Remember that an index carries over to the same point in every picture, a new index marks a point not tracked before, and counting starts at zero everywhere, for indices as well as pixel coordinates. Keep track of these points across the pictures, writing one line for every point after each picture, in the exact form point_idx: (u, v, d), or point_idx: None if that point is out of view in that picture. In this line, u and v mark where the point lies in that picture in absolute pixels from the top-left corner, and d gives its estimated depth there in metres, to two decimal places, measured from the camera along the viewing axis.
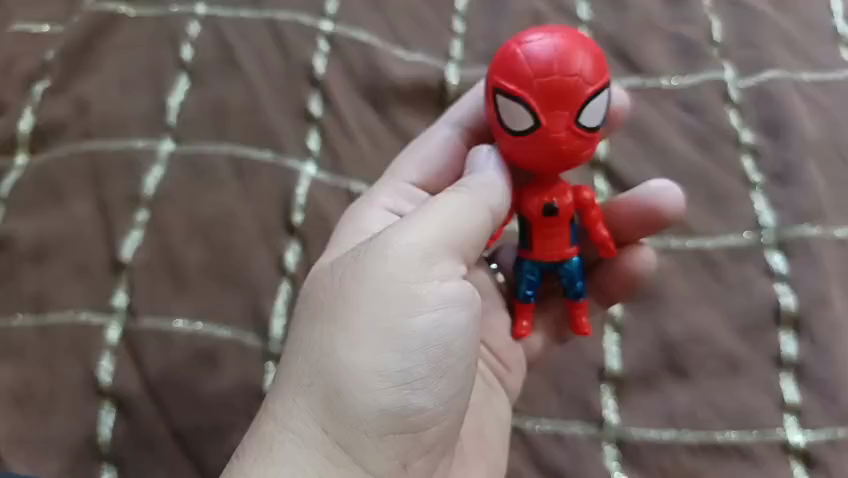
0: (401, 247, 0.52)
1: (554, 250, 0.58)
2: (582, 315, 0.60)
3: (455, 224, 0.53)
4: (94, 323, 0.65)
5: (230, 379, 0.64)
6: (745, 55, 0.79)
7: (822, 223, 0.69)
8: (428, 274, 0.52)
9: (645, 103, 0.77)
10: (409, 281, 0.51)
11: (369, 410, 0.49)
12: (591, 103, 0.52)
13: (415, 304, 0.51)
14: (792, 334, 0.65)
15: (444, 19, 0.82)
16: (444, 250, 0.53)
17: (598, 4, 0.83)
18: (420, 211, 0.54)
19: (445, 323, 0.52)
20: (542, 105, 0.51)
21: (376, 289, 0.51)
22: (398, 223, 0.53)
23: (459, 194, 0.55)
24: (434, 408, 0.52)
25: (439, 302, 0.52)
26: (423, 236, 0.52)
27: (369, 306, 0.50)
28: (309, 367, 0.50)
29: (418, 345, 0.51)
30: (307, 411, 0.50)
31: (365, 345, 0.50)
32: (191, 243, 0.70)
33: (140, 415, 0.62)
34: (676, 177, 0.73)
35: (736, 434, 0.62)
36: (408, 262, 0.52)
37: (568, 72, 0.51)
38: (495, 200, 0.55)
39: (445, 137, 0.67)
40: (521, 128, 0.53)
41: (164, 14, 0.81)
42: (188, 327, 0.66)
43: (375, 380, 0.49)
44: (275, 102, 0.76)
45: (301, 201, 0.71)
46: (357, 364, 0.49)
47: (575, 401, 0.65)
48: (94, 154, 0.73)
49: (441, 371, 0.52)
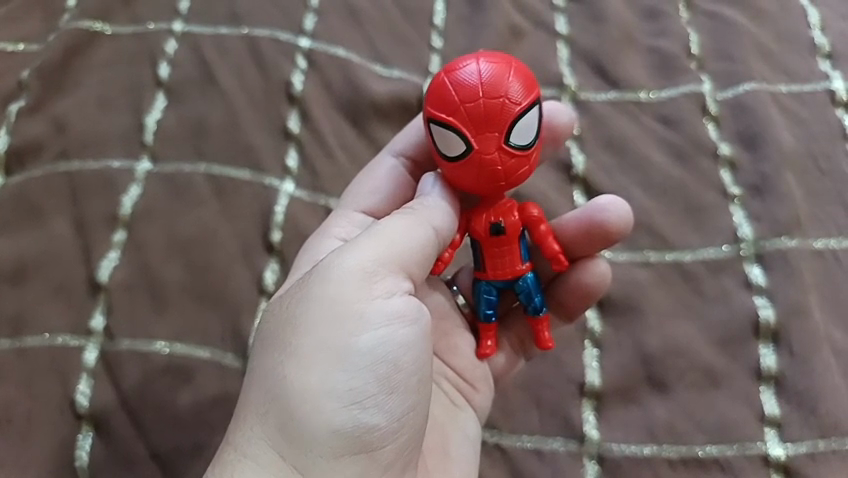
0: (344, 269, 0.52)
1: (507, 269, 0.58)
2: (544, 330, 0.60)
3: (400, 241, 0.54)
4: (72, 346, 0.65)
5: (208, 399, 0.64)
6: (722, 68, 0.79)
7: (800, 235, 0.69)
8: (373, 292, 0.52)
9: (622, 116, 0.77)
10: (352, 300, 0.51)
11: (322, 430, 0.49)
12: (521, 123, 0.52)
13: (359, 322, 0.51)
14: (771, 346, 0.65)
15: (422, 34, 0.83)
16: (389, 268, 0.53)
17: (575, 19, 0.83)
18: (363, 234, 0.54)
19: (391, 340, 0.52)
20: (472, 129, 0.51)
21: (321, 313, 0.51)
22: (342, 247, 0.54)
23: (403, 214, 0.55)
24: (387, 425, 0.52)
25: (384, 318, 0.52)
26: (367, 255, 0.53)
27: (315, 327, 0.51)
28: (263, 393, 0.50)
29: (365, 363, 0.51)
30: (263, 438, 0.50)
31: (313, 366, 0.50)
32: (168, 262, 0.69)
33: (118, 437, 0.62)
34: (655, 191, 0.73)
35: (716, 448, 0.62)
36: (351, 281, 0.52)
37: (495, 95, 0.51)
38: (441, 218, 0.56)
39: (388, 166, 0.67)
40: (455, 153, 0.53)
41: (141, 32, 0.81)
42: (166, 349, 0.65)
43: (324, 402, 0.49)
44: (253, 119, 0.76)
45: (279, 218, 0.71)
46: (305, 388, 0.49)
47: (555, 416, 0.65)
48: (71, 174, 0.73)
49: (391, 387, 0.52)
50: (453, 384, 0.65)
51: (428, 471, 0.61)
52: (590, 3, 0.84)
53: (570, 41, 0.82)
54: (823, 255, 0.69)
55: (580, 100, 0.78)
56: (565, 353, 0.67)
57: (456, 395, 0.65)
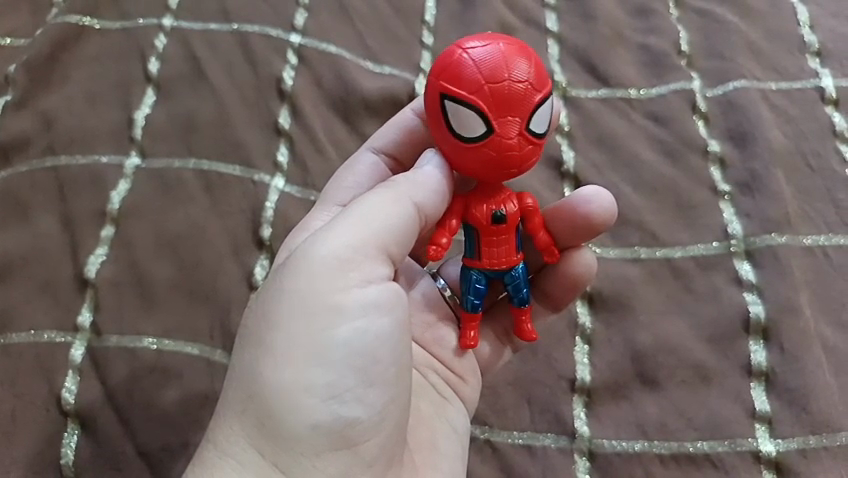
0: (318, 259, 0.51)
1: (502, 259, 0.57)
2: (527, 322, 0.60)
3: (377, 226, 0.52)
4: (58, 342, 0.64)
5: (197, 396, 0.63)
6: (712, 66, 0.80)
7: (790, 232, 0.69)
8: (349, 282, 0.51)
9: (613, 113, 0.77)
10: (326, 291, 0.51)
11: (301, 427, 0.49)
12: (539, 111, 0.52)
13: (334, 314, 0.51)
14: (761, 343, 0.65)
15: (413, 31, 0.83)
16: (365, 254, 0.52)
17: (566, 17, 0.84)
18: (339, 218, 0.53)
19: (368, 331, 0.51)
20: (495, 111, 0.51)
21: (294, 307, 0.50)
22: (317, 234, 0.53)
23: (382, 192, 0.54)
24: (369, 418, 0.52)
25: (360, 309, 0.51)
26: (342, 243, 0.51)
27: (289, 322, 0.50)
28: (240, 391, 0.50)
29: (341, 356, 0.50)
30: (244, 437, 0.50)
31: (288, 362, 0.49)
32: (157, 259, 0.69)
33: (105, 434, 0.61)
34: (646, 188, 0.73)
35: (707, 444, 0.62)
36: (324, 272, 0.51)
37: (520, 79, 0.51)
38: (423, 196, 0.54)
39: (369, 161, 0.67)
40: (473, 135, 0.51)
41: (131, 28, 0.80)
42: (155, 345, 0.65)
43: (301, 398, 0.49)
44: (244, 115, 0.76)
45: (269, 215, 0.71)
46: (280, 384, 0.49)
47: (547, 413, 0.64)
48: (58, 169, 0.72)
49: (370, 379, 0.51)
50: (442, 377, 0.65)
51: (415, 465, 0.59)
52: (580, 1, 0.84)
53: (561, 38, 0.82)
54: (812, 252, 0.69)
55: (571, 97, 0.78)
56: (556, 348, 0.67)
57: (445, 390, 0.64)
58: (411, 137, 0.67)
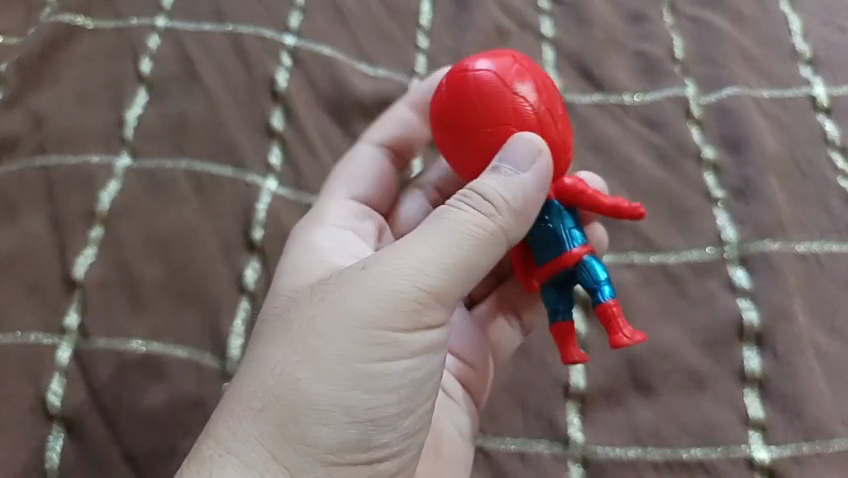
0: (395, 283, 0.48)
1: None
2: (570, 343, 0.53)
3: (457, 254, 0.50)
4: (45, 344, 0.63)
5: (186, 400, 0.62)
6: (705, 73, 0.80)
7: (783, 239, 0.69)
8: (418, 313, 0.49)
9: (607, 118, 0.78)
10: (393, 321, 0.48)
11: (328, 443, 0.47)
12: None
13: (396, 346, 0.49)
14: (754, 349, 0.65)
15: (408, 35, 0.83)
16: (446, 287, 0.49)
17: (560, 23, 0.84)
18: (419, 233, 0.50)
19: (420, 366, 0.51)
20: None
21: (356, 324, 0.48)
22: (395, 249, 0.50)
23: (475, 216, 0.50)
24: (396, 445, 0.51)
25: (421, 342, 0.50)
26: (420, 269, 0.49)
27: (346, 342, 0.48)
28: (272, 390, 0.48)
29: (391, 386, 0.49)
30: (260, 440, 0.47)
31: (334, 380, 0.47)
32: (148, 260, 0.68)
33: (91, 438, 0.60)
34: (640, 193, 0.73)
35: (701, 451, 0.61)
36: (400, 300, 0.48)
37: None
38: (510, 224, 0.51)
39: (370, 155, 0.68)
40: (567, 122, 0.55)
41: (124, 27, 0.80)
42: (143, 348, 0.64)
43: (340, 416, 0.48)
44: (237, 115, 0.75)
45: (261, 216, 0.70)
46: (321, 398, 0.47)
47: (541, 419, 0.64)
48: (48, 168, 0.71)
49: (409, 410, 0.51)
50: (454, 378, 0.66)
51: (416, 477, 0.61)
52: (575, 7, 0.85)
53: (556, 44, 0.83)
54: (805, 258, 0.69)
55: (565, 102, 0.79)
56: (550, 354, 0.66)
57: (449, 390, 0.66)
58: (412, 134, 0.68)
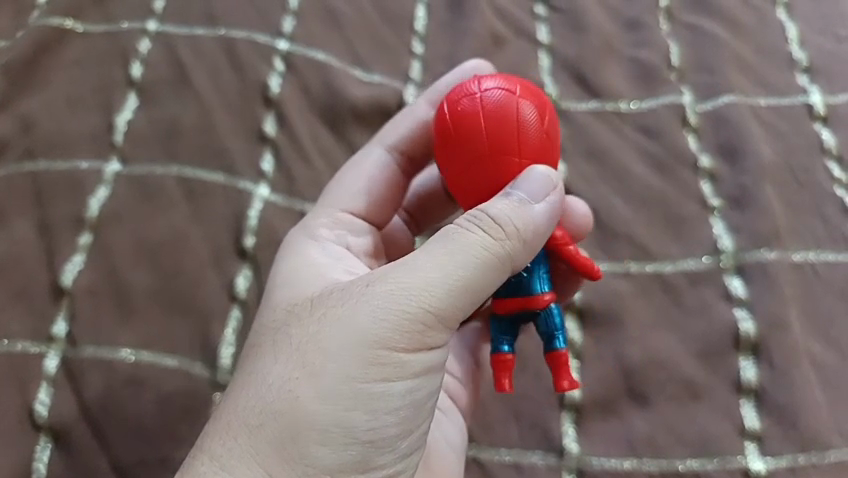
0: (401, 302, 0.47)
1: None
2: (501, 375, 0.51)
3: (467, 276, 0.47)
4: (32, 353, 0.62)
5: (177, 411, 0.61)
6: (702, 80, 0.80)
7: (779, 247, 0.69)
8: (425, 333, 0.48)
9: (603, 125, 0.77)
10: (398, 340, 0.47)
11: (327, 464, 0.46)
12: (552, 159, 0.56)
13: (399, 367, 0.47)
14: (751, 358, 0.65)
15: (402, 40, 0.82)
16: (451, 309, 0.48)
17: (556, 29, 0.84)
18: (428, 250, 0.48)
19: (422, 387, 0.49)
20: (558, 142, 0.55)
21: (361, 344, 0.47)
22: (401, 265, 0.48)
23: (487, 241, 0.48)
24: (393, 465, 0.50)
25: (423, 363, 0.49)
26: (428, 291, 0.47)
27: (350, 361, 0.46)
28: (271, 404, 0.47)
29: (391, 406, 0.48)
30: (258, 459, 0.46)
31: (335, 398, 0.46)
32: (137, 268, 0.67)
33: (79, 449, 0.59)
34: (636, 201, 0.73)
35: (696, 462, 0.61)
36: (406, 320, 0.47)
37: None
38: (521, 253, 0.48)
39: (379, 161, 0.65)
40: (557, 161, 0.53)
41: (115, 31, 0.79)
42: (133, 357, 0.63)
43: (338, 436, 0.47)
44: (229, 121, 0.74)
45: (252, 223, 0.69)
46: (322, 417, 0.46)
47: (536, 429, 0.63)
48: (36, 173, 0.70)
49: (406, 429, 0.50)
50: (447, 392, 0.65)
51: None
52: (571, 13, 0.84)
53: (552, 50, 0.82)
54: (802, 268, 0.68)
55: (561, 109, 0.78)
56: (545, 364, 0.66)
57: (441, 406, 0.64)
58: (425, 137, 0.65)
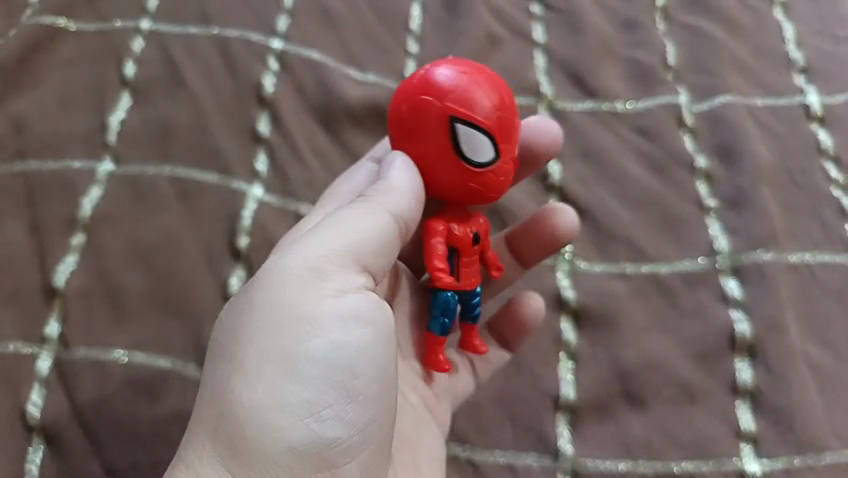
0: (289, 272, 0.50)
1: (472, 278, 0.55)
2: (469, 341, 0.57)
3: (349, 238, 0.52)
4: (24, 354, 0.62)
5: (170, 411, 0.61)
6: (698, 81, 0.79)
7: (776, 248, 0.69)
8: (322, 292, 0.50)
9: (599, 126, 0.77)
10: (297, 300, 0.49)
11: (278, 447, 0.47)
12: (487, 139, 0.52)
13: (311, 325, 0.49)
14: (747, 360, 0.64)
15: (398, 40, 0.82)
16: (340, 264, 0.51)
17: (552, 29, 0.83)
18: (312, 231, 0.52)
19: (348, 343, 0.50)
20: (501, 138, 0.52)
21: (269, 319, 0.49)
22: (288, 247, 0.52)
23: (359, 207, 0.53)
24: (350, 437, 0.50)
25: (338, 319, 0.50)
26: (312, 258, 0.51)
27: (261, 335, 0.48)
28: (212, 410, 0.48)
29: (319, 370, 0.49)
30: (216, 463, 0.47)
31: (261, 379, 0.47)
32: (130, 269, 0.66)
33: (71, 452, 0.59)
34: (633, 203, 0.73)
35: (691, 464, 0.61)
36: (298, 284, 0.50)
37: (505, 108, 0.53)
38: (400, 203, 0.53)
39: (367, 170, 0.64)
40: (481, 160, 0.52)
41: (108, 29, 0.78)
42: (125, 358, 0.62)
43: (276, 415, 0.47)
44: (222, 120, 0.74)
45: (246, 223, 0.69)
46: (255, 401, 0.47)
47: (530, 431, 0.63)
48: (28, 173, 0.69)
49: (351, 395, 0.50)
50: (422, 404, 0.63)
51: None
52: (567, 12, 0.84)
53: (548, 50, 0.82)
54: (798, 269, 0.68)
55: (557, 109, 0.78)
56: (540, 365, 0.65)
57: (423, 405, 0.63)
58: None
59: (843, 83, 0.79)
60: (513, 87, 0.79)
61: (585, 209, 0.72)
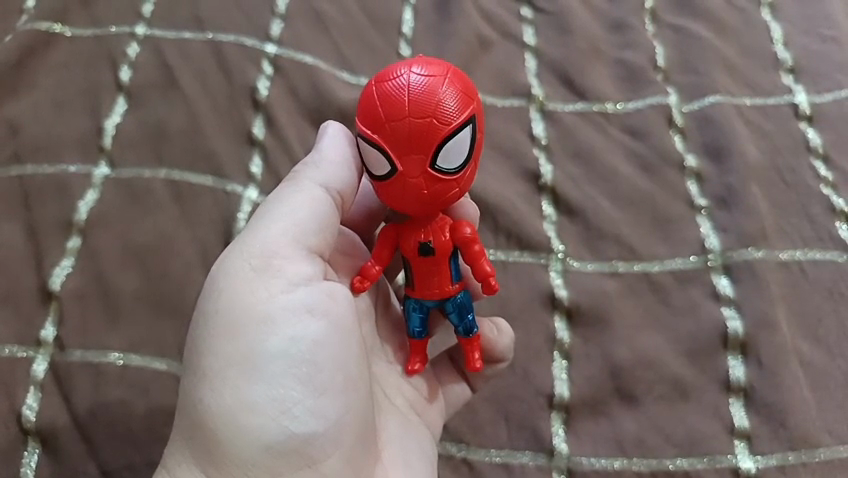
0: (238, 274, 0.52)
1: (435, 289, 0.54)
2: (474, 351, 0.56)
3: (288, 227, 0.53)
4: (20, 356, 0.62)
5: (166, 413, 0.61)
6: (688, 81, 0.80)
7: (766, 247, 0.69)
8: (272, 286, 0.52)
9: (590, 127, 0.78)
10: (247, 301, 0.51)
11: (252, 448, 0.49)
12: (376, 150, 0.49)
13: (264, 324, 0.51)
14: (739, 357, 0.65)
15: (390, 44, 0.83)
16: (285, 257, 0.53)
17: (543, 31, 0.84)
18: (254, 226, 0.54)
19: (304, 337, 0.51)
20: (396, 149, 0.48)
21: (221, 324, 0.51)
22: (236, 247, 0.54)
23: (293, 189, 0.55)
24: (325, 430, 0.51)
25: (290, 313, 0.52)
26: (257, 255, 0.53)
27: (220, 341, 0.50)
28: (187, 420, 0.50)
29: (279, 366, 0.50)
30: (197, 467, 0.50)
31: (226, 384, 0.49)
32: (124, 271, 0.67)
33: (67, 454, 0.59)
34: (624, 203, 0.73)
35: (686, 461, 0.61)
36: (247, 283, 0.52)
37: (400, 115, 0.47)
38: (330, 175, 0.55)
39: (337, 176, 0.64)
40: (381, 174, 0.50)
41: (103, 35, 0.79)
42: (121, 360, 0.63)
43: (244, 417, 0.49)
44: (217, 123, 0.75)
45: (242, 225, 0.69)
46: (219, 405, 0.49)
47: (524, 430, 0.63)
48: (23, 178, 0.70)
49: (317, 389, 0.51)
50: (409, 405, 0.63)
51: None
52: (558, 15, 0.85)
53: (539, 52, 0.83)
54: (788, 266, 0.69)
55: (548, 111, 0.79)
56: (533, 363, 0.66)
57: (410, 407, 0.63)
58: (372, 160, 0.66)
59: (831, 82, 0.80)
60: (505, 90, 0.80)
61: (576, 208, 0.73)
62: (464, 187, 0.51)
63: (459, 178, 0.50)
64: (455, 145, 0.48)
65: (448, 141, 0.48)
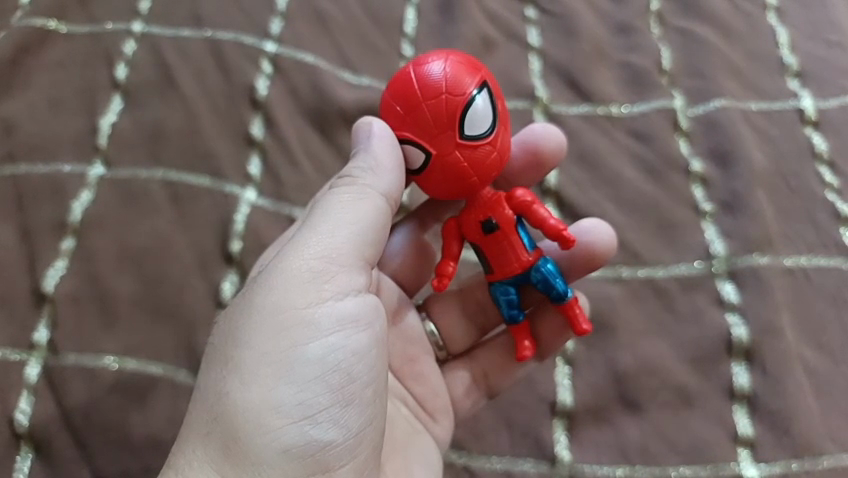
0: (290, 273, 0.51)
1: (513, 263, 0.56)
2: (576, 312, 0.57)
3: (343, 233, 0.53)
4: (12, 360, 0.61)
5: (162, 420, 0.60)
6: (693, 85, 0.79)
7: (771, 253, 0.69)
8: (323, 292, 0.52)
9: (594, 130, 0.77)
10: (295, 303, 0.51)
11: (272, 451, 0.48)
12: (406, 146, 0.53)
13: (310, 328, 0.51)
14: (744, 364, 0.64)
15: (393, 44, 0.81)
16: (338, 266, 0.53)
17: (547, 33, 0.83)
18: (307, 225, 0.53)
19: (344, 346, 0.52)
20: (426, 136, 0.52)
21: (268, 320, 0.50)
22: (289, 245, 0.53)
23: (348, 193, 0.54)
24: (344, 442, 0.51)
25: (335, 322, 0.52)
26: (313, 256, 0.52)
27: (260, 338, 0.50)
28: (210, 412, 0.48)
29: (316, 372, 0.50)
30: (208, 466, 0.47)
31: (260, 383, 0.49)
32: (120, 274, 0.65)
33: (59, 460, 0.58)
34: (628, 207, 0.72)
35: (689, 469, 0.60)
36: (298, 284, 0.51)
37: (416, 105, 0.52)
38: (385, 181, 0.54)
39: None
40: (418, 166, 0.53)
41: (99, 32, 0.78)
42: (116, 365, 0.61)
43: (272, 417, 0.48)
44: (216, 123, 0.73)
45: (239, 228, 0.68)
46: (252, 402, 0.48)
47: (526, 437, 0.62)
48: (17, 177, 0.69)
49: (345, 399, 0.51)
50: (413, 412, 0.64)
51: None
52: (561, 17, 0.84)
53: (543, 54, 0.82)
54: (793, 272, 0.68)
55: (552, 114, 0.78)
56: (536, 369, 0.65)
57: (415, 417, 0.64)
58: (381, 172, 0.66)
59: (836, 88, 0.79)
60: (508, 92, 0.79)
61: (580, 213, 0.72)
62: (501, 149, 0.54)
63: (493, 140, 0.53)
64: (477, 110, 0.52)
65: (466, 110, 0.51)
